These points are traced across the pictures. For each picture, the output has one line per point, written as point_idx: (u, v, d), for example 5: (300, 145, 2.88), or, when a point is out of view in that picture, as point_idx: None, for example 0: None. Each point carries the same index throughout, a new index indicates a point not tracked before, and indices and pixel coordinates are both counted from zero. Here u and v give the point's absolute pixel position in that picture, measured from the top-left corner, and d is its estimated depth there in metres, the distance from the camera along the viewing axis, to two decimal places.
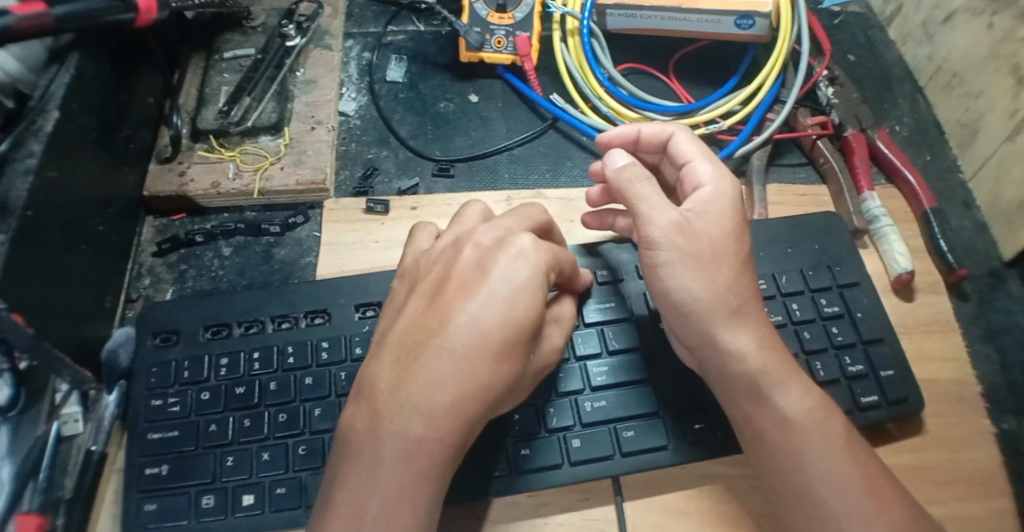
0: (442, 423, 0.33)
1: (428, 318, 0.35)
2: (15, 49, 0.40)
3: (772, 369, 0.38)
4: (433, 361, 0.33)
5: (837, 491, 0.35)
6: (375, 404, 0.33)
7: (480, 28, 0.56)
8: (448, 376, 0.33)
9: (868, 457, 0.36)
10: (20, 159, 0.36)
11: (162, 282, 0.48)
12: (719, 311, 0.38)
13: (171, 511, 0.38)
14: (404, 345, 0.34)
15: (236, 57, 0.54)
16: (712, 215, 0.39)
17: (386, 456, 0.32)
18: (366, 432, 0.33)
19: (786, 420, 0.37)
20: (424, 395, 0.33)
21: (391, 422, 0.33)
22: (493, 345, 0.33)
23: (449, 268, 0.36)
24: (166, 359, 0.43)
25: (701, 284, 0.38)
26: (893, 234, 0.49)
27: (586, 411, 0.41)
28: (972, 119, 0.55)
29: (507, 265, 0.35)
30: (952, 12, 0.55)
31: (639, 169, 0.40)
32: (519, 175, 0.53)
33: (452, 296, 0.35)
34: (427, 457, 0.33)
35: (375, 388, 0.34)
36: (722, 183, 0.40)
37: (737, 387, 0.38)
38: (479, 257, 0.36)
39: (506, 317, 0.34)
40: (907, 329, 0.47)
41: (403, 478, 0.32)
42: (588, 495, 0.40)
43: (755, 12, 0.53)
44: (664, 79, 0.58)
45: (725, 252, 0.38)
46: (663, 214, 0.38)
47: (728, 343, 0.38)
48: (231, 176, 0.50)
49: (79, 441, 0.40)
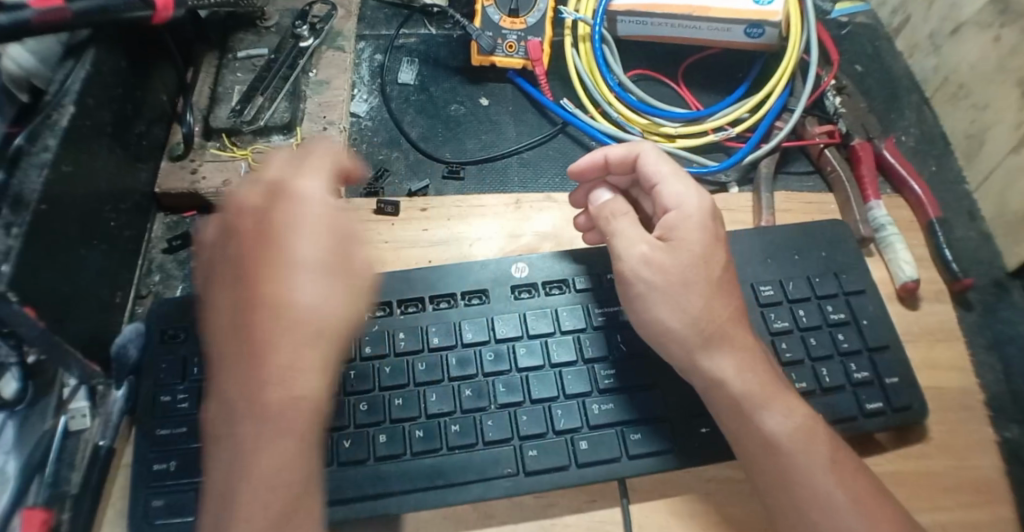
0: (309, 384, 0.33)
1: (239, 287, 0.34)
2: (31, 44, 0.40)
3: (753, 392, 0.38)
4: (260, 337, 0.33)
5: (823, 510, 0.35)
6: (248, 380, 0.32)
7: (492, 32, 0.56)
8: (297, 335, 0.33)
9: (857, 477, 0.36)
10: (36, 153, 0.37)
11: (173, 279, 0.49)
12: (692, 340, 0.39)
13: (179, 506, 0.38)
14: (226, 322, 0.33)
15: (250, 55, 0.54)
16: (681, 239, 0.40)
17: (246, 433, 0.31)
18: (245, 410, 0.32)
19: (771, 441, 0.37)
20: (292, 363, 0.33)
21: (274, 394, 0.32)
22: (318, 290, 0.34)
23: (235, 234, 0.35)
24: (177, 355, 0.43)
25: (671, 314, 0.39)
26: (900, 243, 0.49)
27: (594, 413, 0.41)
28: (978, 130, 0.55)
29: (302, 214, 0.36)
30: (960, 24, 0.55)
31: (615, 209, 0.42)
32: (530, 179, 0.53)
33: (252, 265, 0.34)
34: (305, 421, 0.32)
35: (229, 371, 0.33)
36: (688, 204, 0.41)
37: (721, 409, 0.38)
38: (291, 210, 0.36)
39: (316, 261, 0.35)
40: (912, 337, 0.47)
41: (286, 451, 0.31)
42: (594, 497, 0.40)
43: (764, 22, 0.54)
44: (674, 86, 0.59)
45: (694, 277, 0.39)
46: (633, 250, 0.40)
47: (708, 369, 0.39)
48: (243, 174, 0.50)
49: (86, 435, 0.41)
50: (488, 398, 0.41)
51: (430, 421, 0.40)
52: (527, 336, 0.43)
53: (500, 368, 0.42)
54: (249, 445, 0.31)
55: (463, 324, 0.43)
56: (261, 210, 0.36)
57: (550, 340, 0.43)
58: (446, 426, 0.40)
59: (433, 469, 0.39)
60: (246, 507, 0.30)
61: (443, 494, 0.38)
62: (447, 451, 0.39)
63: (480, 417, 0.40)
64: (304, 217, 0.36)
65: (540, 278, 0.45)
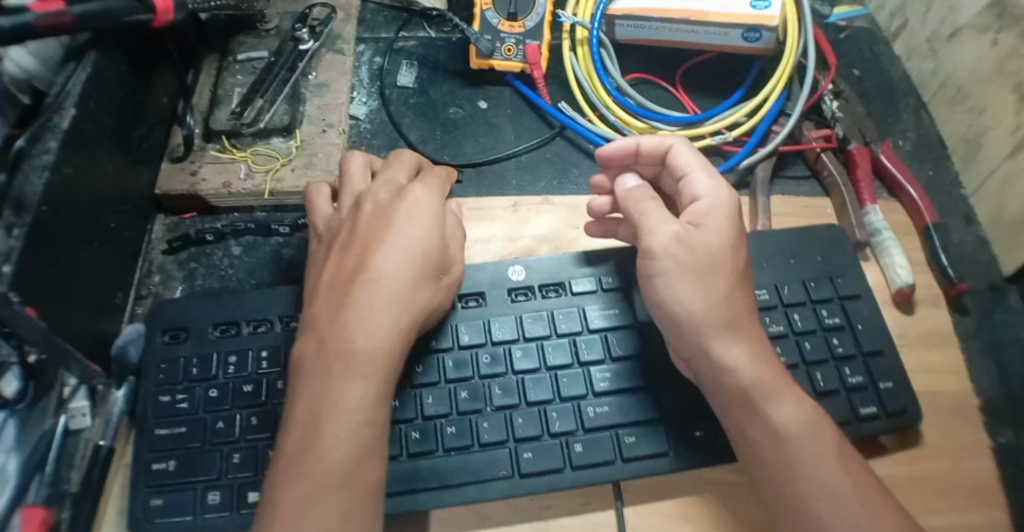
0: (393, 342, 0.37)
1: (347, 262, 0.40)
2: (33, 46, 0.40)
3: (764, 382, 0.38)
4: (363, 301, 0.38)
5: (831, 502, 0.35)
6: (340, 330, 0.37)
7: (491, 36, 0.57)
8: (389, 303, 0.38)
9: (862, 471, 0.36)
10: (36, 155, 0.37)
11: (172, 280, 0.49)
12: (712, 324, 0.38)
13: (177, 507, 0.39)
14: (333, 287, 0.39)
15: (250, 59, 0.55)
16: (708, 227, 0.40)
17: (335, 371, 0.36)
18: (337, 353, 0.36)
19: (778, 431, 0.37)
20: (381, 318, 0.38)
21: (362, 343, 0.37)
22: (411, 271, 0.39)
23: (355, 222, 0.41)
24: (176, 355, 0.43)
25: (694, 295, 0.39)
26: (895, 247, 0.49)
27: (589, 416, 0.41)
28: (976, 134, 0.55)
29: (406, 209, 0.41)
30: (957, 28, 0.56)
31: (645, 191, 0.43)
32: (528, 182, 0.54)
33: (364, 242, 0.40)
34: (383, 369, 0.37)
35: (324, 321, 0.38)
36: (719, 194, 0.41)
37: (728, 399, 0.38)
38: (408, 206, 0.41)
39: (417, 247, 0.40)
40: (908, 342, 0.47)
41: (368, 393, 0.35)
42: (590, 499, 0.41)
43: (762, 26, 0.54)
44: (672, 90, 0.59)
45: (721, 265, 0.39)
46: (662, 228, 0.41)
47: (720, 357, 0.38)
48: (242, 177, 0.50)
49: (86, 435, 0.41)
50: (484, 401, 0.41)
51: (426, 423, 0.40)
52: (523, 339, 0.43)
53: (496, 371, 0.42)
54: (334, 383, 0.35)
55: (460, 327, 0.43)
56: (382, 205, 0.42)
57: (546, 343, 0.43)
58: (443, 428, 0.40)
59: (426, 470, 0.39)
60: (329, 437, 0.34)
61: (439, 495, 0.39)
62: (442, 453, 0.40)
63: (475, 419, 0.41)
64: (413, 215, 0.41)
65: (537, 282, 0.46)
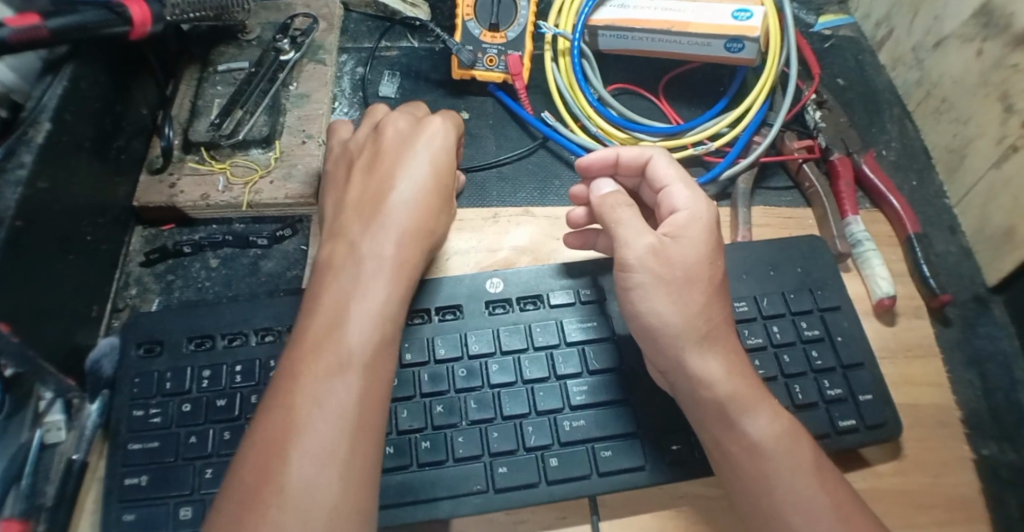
0: (411, 250, 0.42)
1: (372, 184, 0.44)
2: (12, 60, 0.40)
3: (740, 394, 0.37)
4: (386, 217, 0.42)
5: (805, 516, 0.34)
6: (365, 236, 0.41)
7: (472, 46, 0.56)
8: (408, 217, 0.43)
9: (839, 484, 0.36)
10: (10, 169, 0.37)
11: (150, 292, 0.49)
12: (689, 336, 0.38)
13: (149, 522, 0.38)
14: (359, 205, 0.43)
15: (231, 69, 0.54)
16: (686, 239, 0.40)
17: (362, 269, 0.40)
18: (360, 253, 0.40)
19: (754, 444, 0.36)
20: (400, 228, 0.42)
21: (382, 247, 0.41)
22: (426, 192, 0.44)
23: (378, 146, 0.46)
24: (150, 370, 0.43)
25: (671, 308, 0.39)
26: (877, 259, 0.49)
27: (565, 430, 0.41)
28: (960, 145, 0.55)
29: (426, 137, 0.46)
30: (943, 38, 0.55)
31: (622, 197, 0.42)
32: (508, 193, 0.53)
33: (387, 167, 0.45)
34: (402, 272, 0.41)
35: (348, 230, 0.42)
36: (698, 207, 0.41)
37: (705, 411, 0.38)
38: (425, 131, 0.46)
39: (432, 171, 0.45)
40: (890, 354, 0.47)
41: (390, 290, 0.39)
42: (565, 514, 0.40)
43: (744, 37, 0.54)
44: (654, 100, 0.59)
45: (700, 278, 0.39)
46: (639, 239, 0.40)
47: (696, 370, 0.38)
48: (221, 188, 0.50)
49: (61, 449, 0.41)
50: (459, 415, 0.41)
51: (401, 437, 0.40)
52: (500, 352, 0.43)
53: (472, 384, 0.42)
54: (359, 277, 0.39)
55: (436, 340, 0.43)
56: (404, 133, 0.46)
57: (523, 356, 0.43)
58: (417, 442, 0.40)
59: (399, 485, 0.39)
60: (355, 324, 0.37)
61: (412, 510, 0.38)
62: (416, 468, 0.39)
63: (450, 434, 0.40)
64: (431, 141, 0.46)
65: (514, 294, 0.45)
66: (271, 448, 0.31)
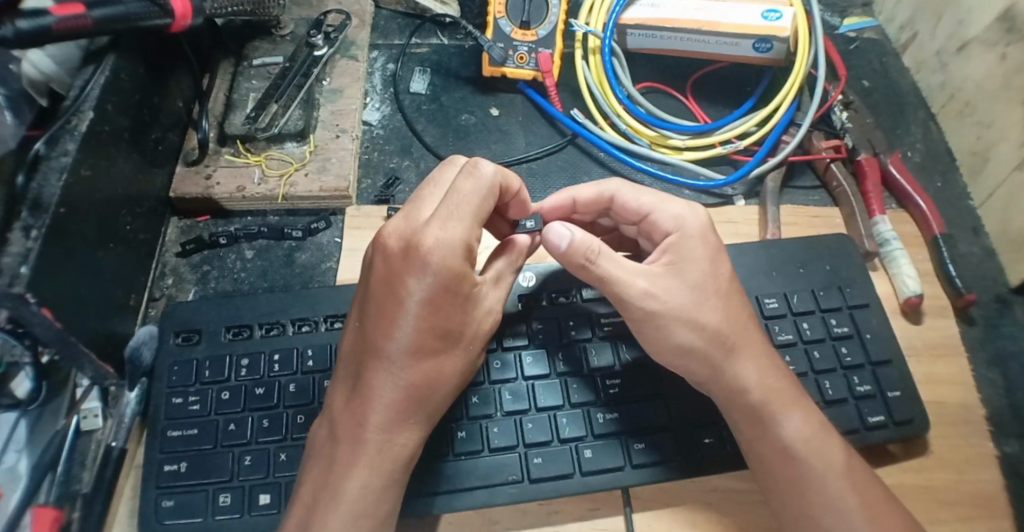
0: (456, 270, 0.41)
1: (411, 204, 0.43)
2: (51, 49, 0.40)
3: (773, 399, 0.39)
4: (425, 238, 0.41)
5: (837, 515, 0.36)
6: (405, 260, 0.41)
7: (503, 44, 0.57)
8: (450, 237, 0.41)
9: (869, 482, 0.38)
10: (54, 157, 0.38)
11: (185, 282, 0.49)
12: (714, 352, 0.39)
13: (190, 507, 0.39)
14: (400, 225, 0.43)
15: (265, 64, 0.55)
16: (686, 262, 0.40)
17: None
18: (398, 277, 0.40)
19: (787, 447, 0.38)
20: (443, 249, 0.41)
21: None
22: None
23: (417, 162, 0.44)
24: (189, 357, 0.44)
25: (690, 334, 0.39)
26: (904, 258, 0.49)
27: (599, 422, 0.41)
28: (983, 147, 0.55)
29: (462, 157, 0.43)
30: (966, 41, 0.56)
31: (587, 243, 0.38)
32: (539, 189, 0.54)
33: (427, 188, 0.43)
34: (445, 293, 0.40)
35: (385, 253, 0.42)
36: (687, 224, 0.41)
37: (740, 415, 0.39)
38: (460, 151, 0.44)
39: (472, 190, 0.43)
40: (915, 352, 0.47)
41: None
42: (597, 505, 0.41)
43: (773, 37, 0.54)
44: (682, 99, 0.59)
45: (708, 292, 0.40)
46: (639, 279, 0.39)
47: (730, 379, 0.39)
48: (256, 180, 0.51)
49: (98, 435, 0.42)
50: (494, 406, 0.41)
51: (437, 427, 0.40)
52: (533, 345, 0.43)
53: (506, 376, 0.42)
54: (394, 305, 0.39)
55: None
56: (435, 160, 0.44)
57: (556, 349, 0.43)
58: (454, 432, 0.40)
59: (435, 474, 0.39)
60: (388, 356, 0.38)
61: (447, 499, 0.39)
62: (452, 458, 0.40)
63: (486, 424, 0.41)
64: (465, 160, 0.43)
65: (546, 287, 0.46)
66: (314, 488, 0.35)
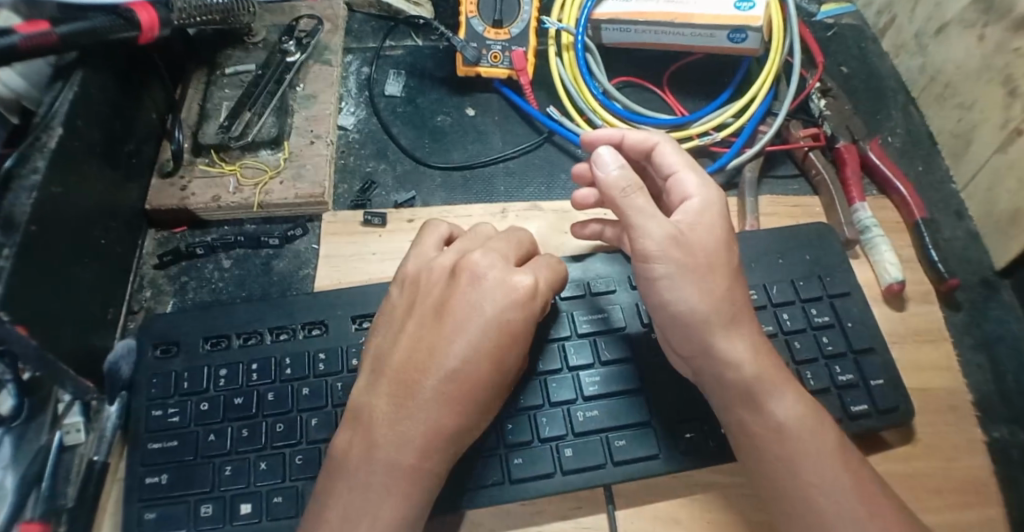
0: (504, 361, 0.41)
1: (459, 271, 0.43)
2: (21, 67, 0.40)
3: (766, 376, 0.37)
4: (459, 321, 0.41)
5: (830, 494, 0.35)
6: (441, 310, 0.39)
7: (477, 43, 0.57)
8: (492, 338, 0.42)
9: (860, 463, 0.36)
10: (25, 175, 0.37)
11: (164, 294, 0.49)
12: (715, 321, 0.37)
13: (171, 520, 0.39)
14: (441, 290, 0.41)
15: (238, 72, 0.55)
16: (704, 226, 0.39)
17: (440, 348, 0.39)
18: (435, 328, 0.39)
19: (780, 426, 0.36)
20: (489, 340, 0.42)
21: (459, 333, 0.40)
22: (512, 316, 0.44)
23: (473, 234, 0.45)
24: (167, 370, 0.43)
25: (698, 296, 0.37)
26: (884, 245, 0.49)
27: (579, 420, 0.41)
28: (964, 130, 0.55)
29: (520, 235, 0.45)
30: (944, 24, 0.55)
31: (630, 179, 0.38)
32: (516, 188, 0.54)
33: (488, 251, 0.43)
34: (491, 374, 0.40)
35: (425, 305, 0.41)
36: (710, 192, 0.40)
37: (730, 394, 0.38)
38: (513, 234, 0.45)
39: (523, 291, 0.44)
40: (899, 339, 0.47)
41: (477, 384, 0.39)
42: (580, 504, 0.40)
43: (747, 27, 0.54)
44: (659, 92, 0.59)
45: (720, 261, 0.38)
46: (659, 227, 0.37)
47: (726, 352, 0.37)
48: (231, 190, 0.51)
49: (81, 450, 0.42)
50: None
51: None
52: None
53: None
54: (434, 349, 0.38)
55: None
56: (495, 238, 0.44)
57: (535, 348, 0.43)
58: None
59: None
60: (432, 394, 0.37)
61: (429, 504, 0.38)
62: None
63: None
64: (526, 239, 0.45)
65: None
66: (342, 509, 0.34)
